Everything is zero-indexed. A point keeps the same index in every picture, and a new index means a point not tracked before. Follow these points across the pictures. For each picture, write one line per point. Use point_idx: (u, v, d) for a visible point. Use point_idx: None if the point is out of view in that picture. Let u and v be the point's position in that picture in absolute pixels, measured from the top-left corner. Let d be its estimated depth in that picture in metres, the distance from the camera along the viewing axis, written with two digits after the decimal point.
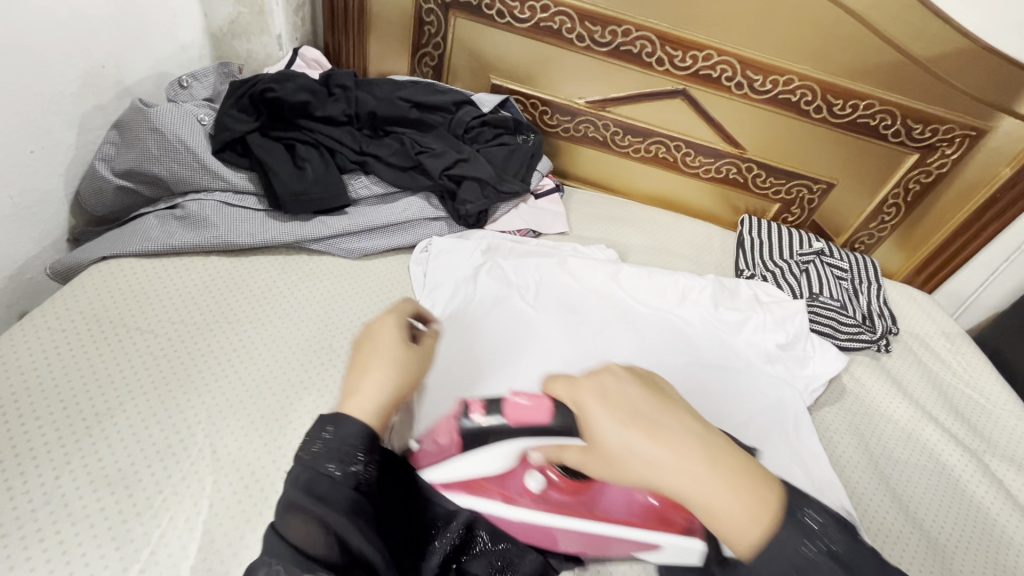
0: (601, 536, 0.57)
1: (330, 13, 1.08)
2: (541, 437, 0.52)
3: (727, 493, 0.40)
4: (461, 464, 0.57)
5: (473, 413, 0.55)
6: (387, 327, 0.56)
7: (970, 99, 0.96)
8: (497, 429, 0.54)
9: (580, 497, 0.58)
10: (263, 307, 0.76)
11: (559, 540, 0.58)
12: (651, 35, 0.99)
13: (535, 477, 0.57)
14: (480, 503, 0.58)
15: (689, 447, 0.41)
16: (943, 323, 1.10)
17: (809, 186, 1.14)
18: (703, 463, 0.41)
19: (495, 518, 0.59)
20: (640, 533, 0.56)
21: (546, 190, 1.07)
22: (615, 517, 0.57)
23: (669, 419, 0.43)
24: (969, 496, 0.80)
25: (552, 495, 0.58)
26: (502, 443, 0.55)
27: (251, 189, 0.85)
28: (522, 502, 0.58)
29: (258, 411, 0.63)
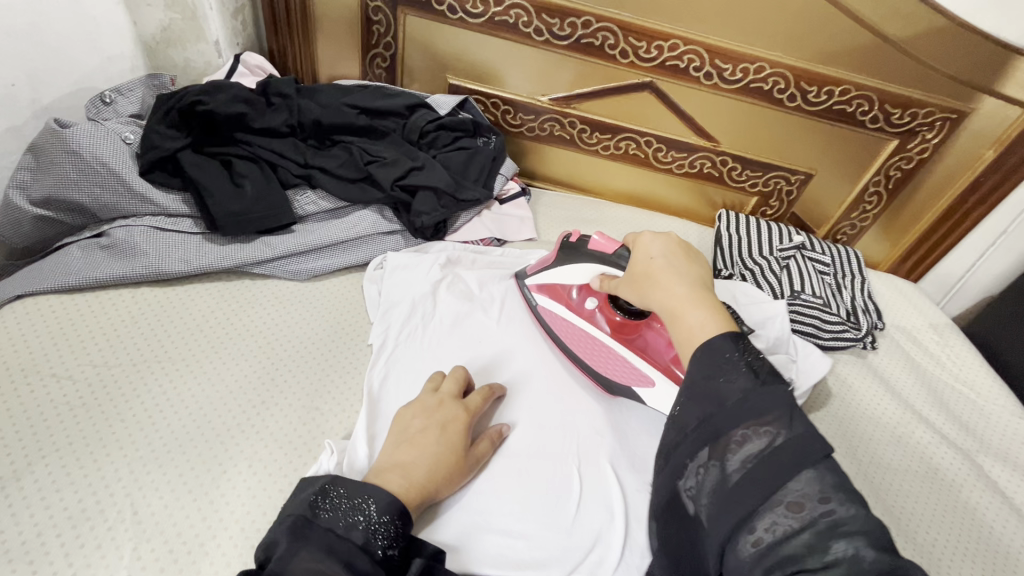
0: (618, 363, 0.73)
1: (272, 17, 1.01)
2: (603, 265, 0.70)
3: (694, 309, 0.54)
4: (551, 273, 0.77)
5: (570, 237, 0.75)
6: (456, 427, 0.60)
7: (950, 80, 0.91)
8: (577, 254, 0.73)
9: (621, 332, 0.74)
10: (199, 339, 0.70)
11: (586, 351, 0.75)
12: (613, 26, 0.93)
13: (593, 300, 0.76)
14: (554, 305, 0.78)
15: (687, 280, 0.56)
16: (930, 313, 1.06)
17: (786, 177, 1.09)
18: (689, 289, 0.56)
19: (557, 320, 0.78)
20: (648, 367, 0.70)
21: (511, 195, 1.01)
22: (639, 353, 0.72)
23: (684, 264, 0.59)
24: (964, 502, 0.76)
25: (604, 319, 0.75)
26: (580, 265, 0.73)
27: (185, 211, 0.78)
28: (575, 310, 0.77)
29: (189, 461, 0.58)
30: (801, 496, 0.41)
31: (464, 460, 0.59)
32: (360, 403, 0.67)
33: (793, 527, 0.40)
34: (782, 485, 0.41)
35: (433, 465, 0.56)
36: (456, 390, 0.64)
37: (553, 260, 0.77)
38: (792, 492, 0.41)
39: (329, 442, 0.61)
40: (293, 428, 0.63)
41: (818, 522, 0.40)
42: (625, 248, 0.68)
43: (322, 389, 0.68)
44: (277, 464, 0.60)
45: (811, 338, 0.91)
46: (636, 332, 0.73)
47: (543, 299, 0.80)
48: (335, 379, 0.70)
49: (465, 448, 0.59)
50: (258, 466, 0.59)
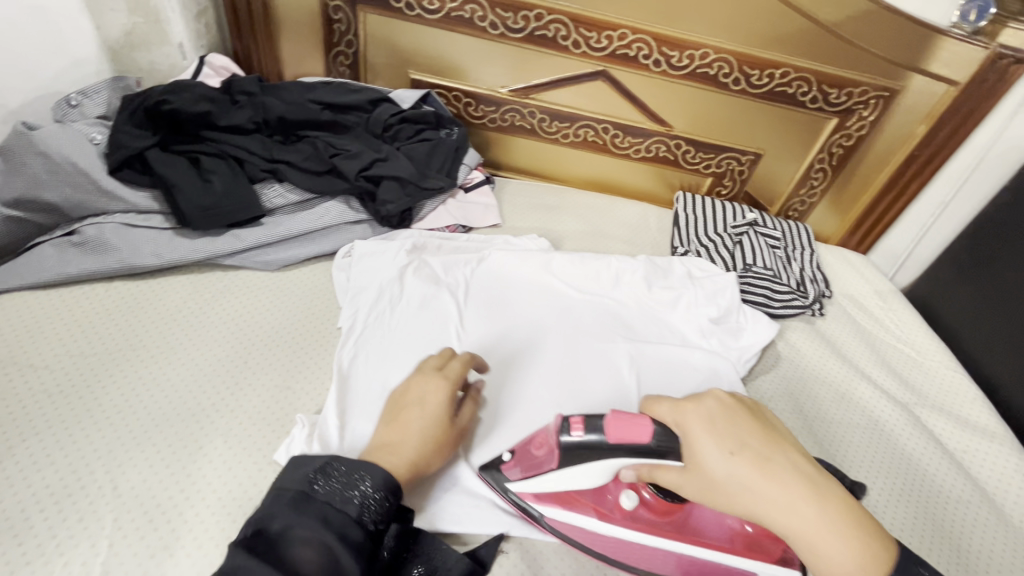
0: (690, 562, 0.60)
1: (235, 19, 1.04)
2: (638, 458, 0.55)
3: (838, 540, 0.47)
4: (555, 477, 0.60)
5: (570, 431, 0.58)
6: (439, 398, 0.61)
7: (880, 60, 0.97)
8: (597, 452, 0.57)
9: (673, 524, 0.61)
10: (172, 330, 0.72)
11: (646, 561, 0.61)
12: (564, 18, 0.98)
13: (628, 495, 0.61)
14: (569, 514, 0.62)
15: (800, 486, 0.49)
16: (876, 281, 1.13)
17: (737, 158, 1.14)
18: (816, 508, 0.48)
19: (592, 533, 0.61)
20: (734, 558, 0.58)
21: (475, 183, 1.05)
22: (706, 543, 0.59)
23: (767, 448, 0.52)
24: (901, 449, 0.82)
25: (647, 519, 0.61)
26: (603, 461, 0.57)
27: (155, 207, 0.81)
28: (615, 519, 0.61)
29: (166, 440, 0.61)
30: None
31: (450, 430, 0.61)
32: (330, 382, 0.71)
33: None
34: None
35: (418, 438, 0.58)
36: (440, 364, 0.65)
37: (552, 461, 0.60)
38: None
39: (299, 416, 0.65)
40: (265, 406, 0.66)
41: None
42: (659, 427, 0.55)
43: (294, 370, 0.72)
44: (251, 438, 0.63)
45: (763, 308, 0.97)
46: (680, 512, 0.61)
47: (562, 516, 0.62)
48: (306, 362, 0.73)
49: (445, 420, 0.61)
50: (233, 441, 0.62)
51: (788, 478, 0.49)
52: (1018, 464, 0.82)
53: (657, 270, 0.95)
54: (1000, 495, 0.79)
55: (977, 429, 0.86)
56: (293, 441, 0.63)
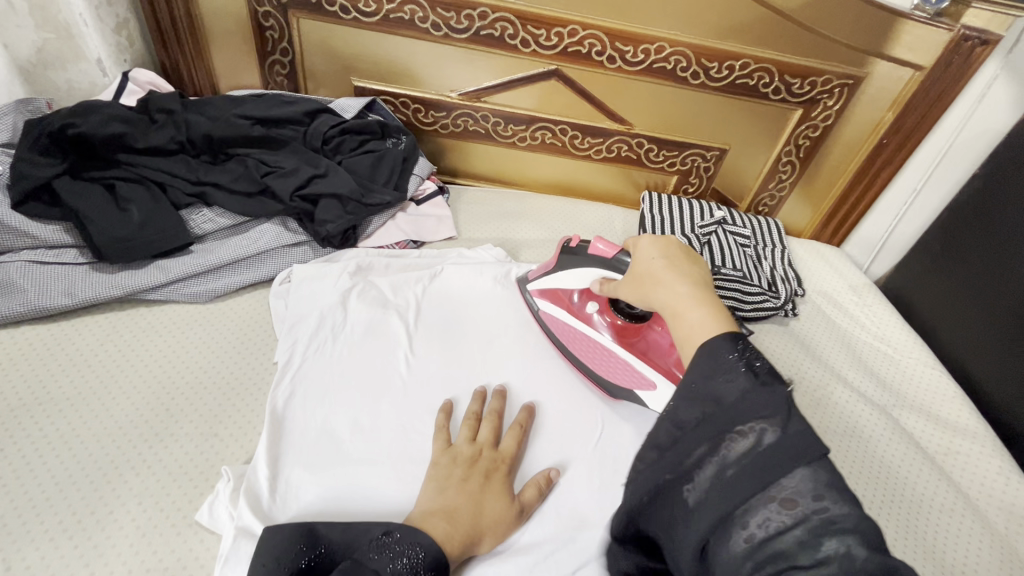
0: (618, 365, 0.74)
1: (158, 31, 0.97)
2: (603, 269, 0.72)
3: (694, 308, 0.51)
4: (550, 278, 0.79)
5: (570, 243, 0.76)
6: (496, 489, 0.59)
7: (841, 47, 0.93)
8: (579, 259, 0.74)
9: (623, 336, 0.75)
10: (86, 377, 0.66)
11: (586, 355, 0.76)
12: (509, 16, 0.92)
13: (595, 304, 0.76)
14: (555, 309, 0.79)
15: (685, 282, 0.54)
16: (850, 276, 1.09)
17: (702, 154, 1.10)
18: (691, 290, 0.53)
19: (560, 325, 0.78)
20: (648, 369, 0.72)
21: (427, 195, 0.99)
22: (641, 357, 0.73)
23: (683, 265, 0.57)
24: (882, 457, 0.78)
25: (606, 324, 0.75)
26: (586, 269, 0.74)
27: (68, 241, 0.74)
28: (578, 317, 0.77)
29: (71, 507, 0.55)
30: (795, 491, 0.38)
31: (510, 507, 0.58)
32: (263, 424, 0.65)
33: (785, 524, 0.37)
34: (778, 480, 0.38)
35: (461, 518, 0.54)
36: (493, 436, 0.64)
37: (554, 264, 0.78)
38: (787, 487, 0.38)
39: (224, 469, 0.59)
40: (189, 458, 0.61)
41: (810, 517, 0.37)
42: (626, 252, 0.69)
43: (222, 415, 0.66)
44: (169, 498, 0.57)
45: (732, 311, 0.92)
46: (638, 333, 0.74)
47: (545, 304, 0.80)
48: (238, 404, 0.67)
49: (506, 501, 0.58)
50: (148, 501, 0.57)
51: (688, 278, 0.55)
52: (1001, 466, 0.79)
53: None
54: (982, 499, 0.75)
55: (957, 429, 0.83)
56: (216, 501, 0.57)
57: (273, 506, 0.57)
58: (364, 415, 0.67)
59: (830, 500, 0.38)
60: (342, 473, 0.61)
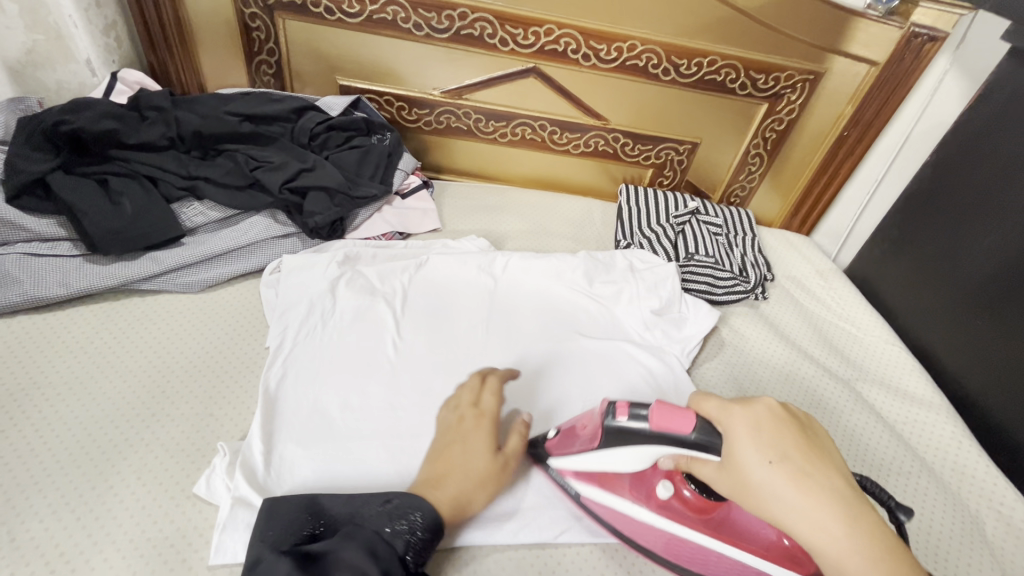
0: (716, 559, 0.59)
1: (146, 32, 0.99)
2: (680, 448, 0.54)
3: (866, 563, 0.44)
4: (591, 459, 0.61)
5: (614, 415, 0.57)
6: (479, 440, 0.60)
7: (802, 44, 0.99)
8: (634, 435, 0.56)
9: (709, 521, 0.60)
10: (81, 364, 0.68)
11: (674, 551, 0.60)
12: (488, 16, 0.96)
13: (667, 486, 0.61)
14: (609, 496, 0.62)
15: (834, 505, 0.47)
16: (818, 262, 1.15)
17: (675, 148, 1.15)
18: (847, 528, 0.46)
19: (621, 515, 0.62)
20: (765, 563, 0.57)
21: (412, 188, 1.02)
22: (742, 544, 0.58)
23: (810, 463, 0.49)
24: (842, 424, 0.83)
25: (683, 511, 0.60)
26: (648, 452, 0.56)
27: (62, 234, 0.76)
28: (647, 505, 0.61)
29: (71, 484, 0.58)
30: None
31: (495, 460, 0.60)
32: (257, 404, 0.68)
33: None
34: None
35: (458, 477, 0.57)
36: (473, 394, 0.65)
37: (593, 440, 0.59)
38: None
39: (219, 443, 0.62)
40: (185, 436, 0.63)
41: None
42: (704, 421, 0.53)
43: (216, 396, 0.68)
44: (167, 472, 0.60)
45: (706, 295, 0.97)
46: (719, 509, 0.60)
47: (593, 491, 0.62)
48: (232, 387, 0.69)
49: (489, 455, 0.60)
50: (147, 477, 0.59)
51: (828, 499, 0.47)
52: (954, 431, 0.84)
53: (599, 266, 0.94)
54: (936, 462, 0.81)
55: (913, 399, 0.88)
56: (210, 473, 0.60)
57: (269, 478, 0.60)
58: (354, 396, 0.70)
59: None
60: (335, 449, 0.64)
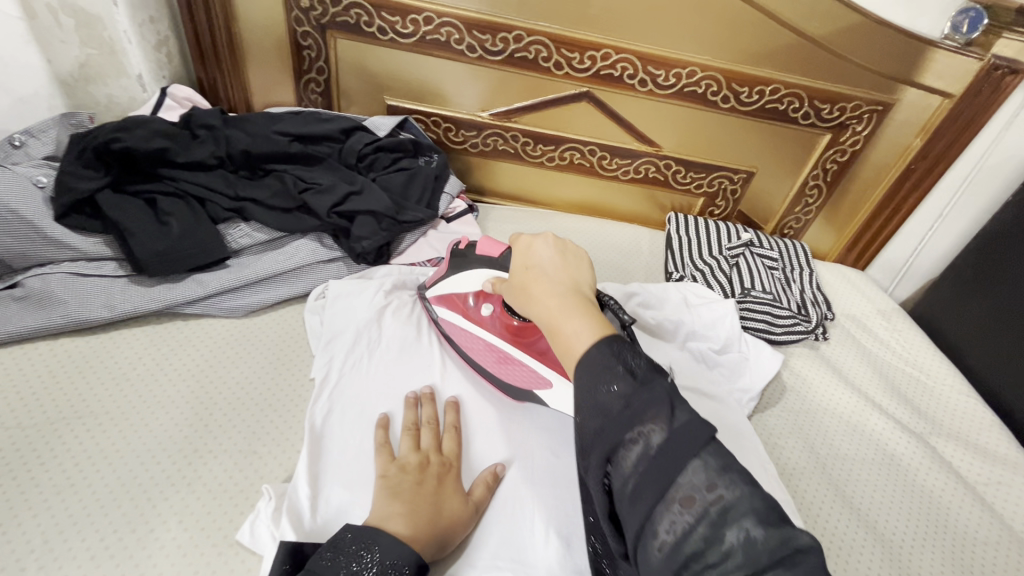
0: (512, 365, 0.71)
1: (198, 48, 0.98)
2: (494, 267, 0.71)
3: (570, 321, 0.47)
4: (448, 282, 0.77)
5: (461, 246, 0.78)
6: (452, 500, 0.57)
7: (872, 73, 0.94)
8: (466, 260, 0.75)
9: (518, 337, 0.72)
10: (123, 390, 0.66)
11: (482, 357, 0.73)
12: (544, 39, 0.93)
13: (490, 306, 0.74)
14: (449, 312, 0.76)
15: (553, 287, 0.51)
16: (878, 300, 1.09)
17: (729, 176, 1.10)
18: (563, 297, 0.49)
19: (455, 327, 0.75)
20: (545, 367, 0.69)
21: (457, 212, 0.99)
22: (538, 358, 0.70)
23: (558, 270, 0.53)
24: (920, 487, 0.76)
25: (500, 324, 0.73)
26: (478, 269, 0.73)
27: (108, 254, 0.74)
28: (473, 319, 0.74)
29: (109, 525, 0.54)
30: (691, 488, 0.37)
31: (464, 505, 0.57)
32: (302, 442, 0.64)
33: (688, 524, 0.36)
34: (675, 479, 0.37)
35: (414, 514, 0.53)
36: (435, 441, 0.62)
37: (447, 269, 0.77)
38: (684, 486, 0.37)
39: (264, 487, 0.58)
40: (227, 476, 0.60)
41: (709, 510, 0.36)
42: (511, 248, 0.71)
43: (261, 431, 0.65)
44: (210, 518, 0.56)
45: (764, 334, 0.92)
46: (534, 334, 0.72)
47: (439, 309, 0.77)
48: (276, 421, 0.66)
49: (460, 500, 0.57)
50: (189, 520, 0.56)
51: (556, 282, 0.52)
52: None
53: (651, 300, 0.90)
54: None
55: (998, 460, 0.81)
56: (257, 518, 0.56)
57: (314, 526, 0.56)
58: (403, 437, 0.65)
59: (724, 488, 0.37)
60: None
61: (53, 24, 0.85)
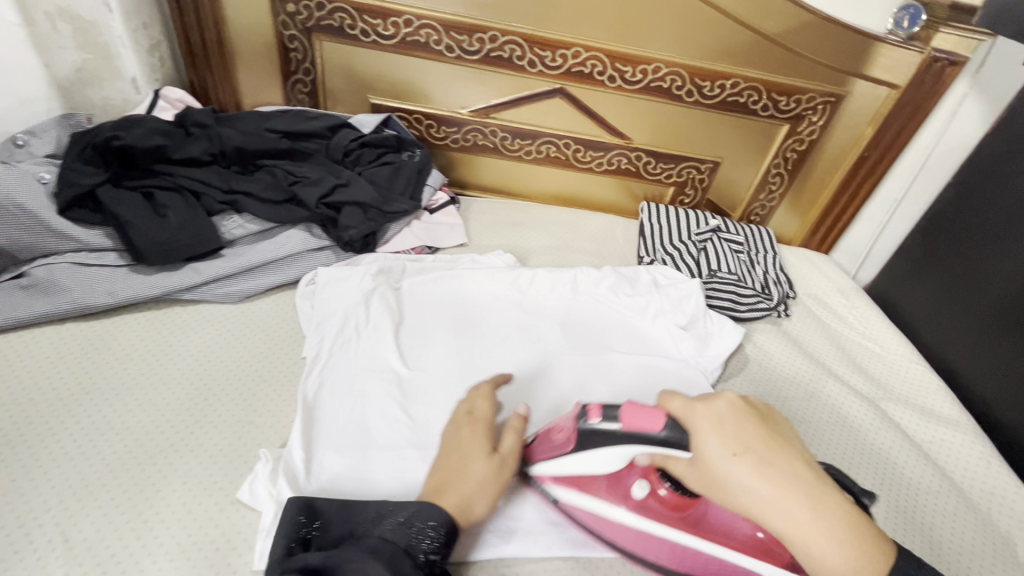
0: (689, 552, 0.61)
1: (189, 52, 1.03)
2: (650, 447, 0.55)
3: (832, 545, 0.48)
4: (560, 462, 0.61)
5: (586, 418, 0.58)
6: (477, 452, 0.58)
7: (823, 67, 1.01)
8: (601, 438, 0.57)
9: (682, 515, 0.61)
10: (128, 370, 0.71)
11: (639, 545, 0.62)
12: (518, 39, 1.00)
13: (641, 485, 0.62)
14: (582, 498, 0.63)
15: (799, 491, 0.49)
16: (839, 281, 1.16)
17: (697, 166, 1.17)
18: (810, 512, 0.48)
19: (597, 516, 0.63)
20: (735, 553, 0.58)
21: (440, 204, 1.05)
22: (718, 538, 0.59)
23: (778, 453, 0.50)
24: (870, 445, 0.83)
25: (659, 509, 0.61)
26: (617, 447, 0.57)
27: (108, 244, 0.79)
28: (625, 507, 0.62)
29: (119, 487, 0.59)
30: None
31: (494, 463, 0.58)
32: (296, 412, 0.69)
33: None
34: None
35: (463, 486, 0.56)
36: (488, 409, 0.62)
37: (563, 446, 0.60)
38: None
39: (261, 450, 0.63)
40: (227, 443, 0.65)
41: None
42: (671, 421, 0.54)
43: (256, 403, 0.70)
44: (212, 478, 0.61)
45: (729, 312, 0.98)
46: (695, 505, 0.61)
47: (570, 496, 0.64)
48: (271, 394, 0.71)
49: (485, 459, 0.58)
50: (192, 481, 0.61)
51: (793, 482, 0.49)
52: (982, 451, 0.84)
53: (623, 281, 0.96)
54: (967, 482, 0.80)
55: (941, 419, 0.88)
56: (256, 478, 0.61)
57: (308, 483, 0.62)
58: (393, 408, 0.71)
59: None
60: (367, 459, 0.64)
61: (50, 30, 0.90)
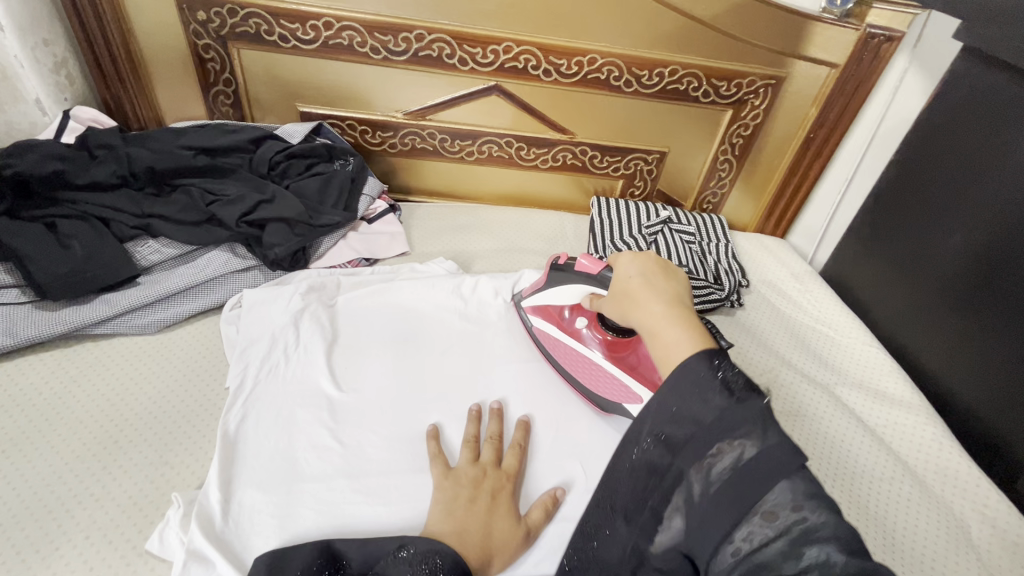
0: (604, 377, 0.74)
1: (98, 69, 0.97)
2: (587, 283, 0.73)
3: (673, 327, 0.53)
4: (543, 295, 0.81)
5: (557, 259, 0.79)
6: (505, 525, 0.57)
7: (760, 50, 0.99)
8: (566, 275, 0.76)
9: (612, 350, 0.76)
10: (32, 416, 0.66)
11: (566, 361, 0.78)
12: (445, 37, 0.96)
13: (585, 320, 0.78)
14: (547, 327, 0.80)
15: (658, 293, 0.57)
16: (794, 265, 1.14)
17: (644, 158, 1.14)
18: (665, 306, 0.56)
19: (549, 339, 0.80)
20: (636, 383, 0.71)
21: (378, 213, 1.01)
22: (628, 370, 0.73)
23: (660, 277, 0.60)
24: (827, 434, 0.81)
25: (595, 339, 0.77)
26: (571, 284, 0.76)
27: (9, 281, 0.73)
28: (567, 331, 0.79)
29: (15, 546, 0.55)
30: (775, 505, 0.41)
31: (517, 528, 0.58)
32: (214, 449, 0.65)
33: (768, 536, 0.40)
34: (759, 495, 0.41)
35: (466, 524, 0.55)
36: (495, 456, 0.64)
37: (543, 281, 0.80)
38: (768, 502, 0.41)
39: (172, 495, 0.59)
40: (138, 489, 0.61)
41: (791, 528, 0.40)
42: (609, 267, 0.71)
43: (173, 442, 0.66)
44: (118, 530, 0.57)
45: None
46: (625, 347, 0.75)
47: (538, 322, 0.81)
48: (189, 431, 0.67)
49: (512, 523, 0.58)
50: (97, 534, 0.56)
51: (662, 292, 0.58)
52: (935, 433, 0.83)
53: None
54: (921, 466, 0.79)
55: (895, 402, 0.87)
56: (167, 526, 0.57)
57: (225, 527, 0.57)
58: (324, 435, 0.66)
59: (808, 510, 0.40)
60: (291, 493, 0.61)
61: None
